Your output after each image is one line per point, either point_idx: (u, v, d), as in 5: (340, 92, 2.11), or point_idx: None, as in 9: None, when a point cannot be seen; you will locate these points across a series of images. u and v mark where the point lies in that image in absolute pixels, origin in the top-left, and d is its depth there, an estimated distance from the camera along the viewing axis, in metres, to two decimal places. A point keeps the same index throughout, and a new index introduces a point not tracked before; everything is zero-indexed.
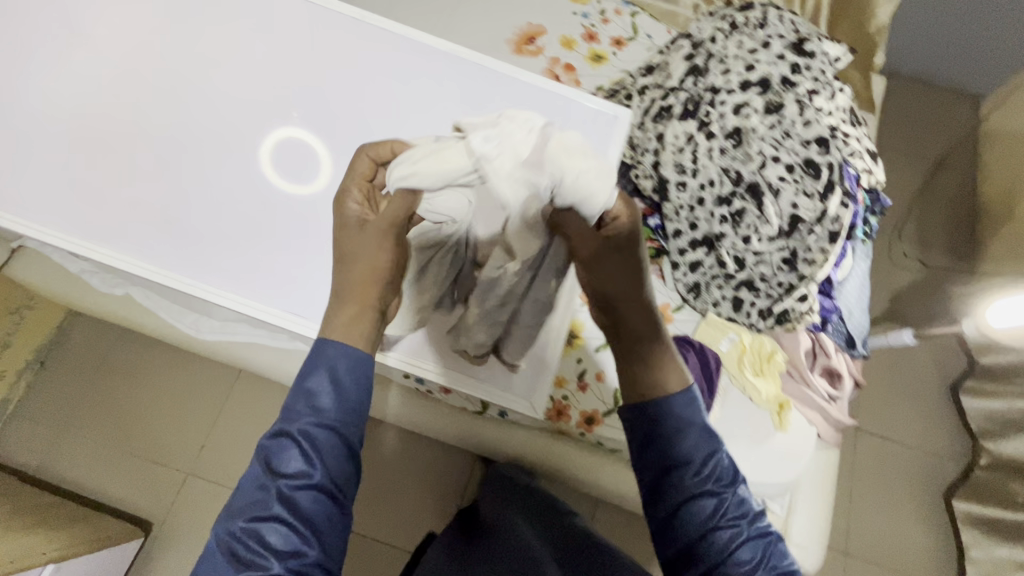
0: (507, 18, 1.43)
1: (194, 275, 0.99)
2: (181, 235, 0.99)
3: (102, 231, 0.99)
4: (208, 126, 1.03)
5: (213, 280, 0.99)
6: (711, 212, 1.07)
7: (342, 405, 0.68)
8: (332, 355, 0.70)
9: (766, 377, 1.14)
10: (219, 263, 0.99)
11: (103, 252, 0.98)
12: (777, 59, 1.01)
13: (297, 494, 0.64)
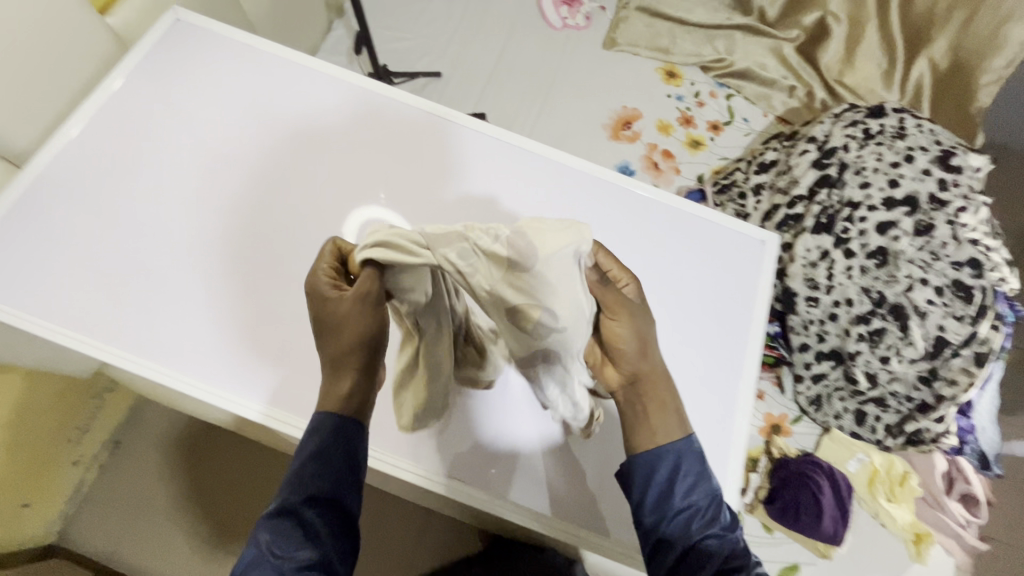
0: (604, 102, 1.40)
1: (261, 399, 0.73)
2: (254, 344, 0.76)
3: (147, 336, 0.74)
4: (293, 206, 0.84)
5: (285, 406, 0.73)
6: (846, 328, 1.02)
7: (330, 475, 0.56)
8: (317, 423, 0.59)
9: (900, 502, 1.05)
10: (295, 382, 0.74)
11: (146, 364, 0.73)
12: (923, 174, 0.96)
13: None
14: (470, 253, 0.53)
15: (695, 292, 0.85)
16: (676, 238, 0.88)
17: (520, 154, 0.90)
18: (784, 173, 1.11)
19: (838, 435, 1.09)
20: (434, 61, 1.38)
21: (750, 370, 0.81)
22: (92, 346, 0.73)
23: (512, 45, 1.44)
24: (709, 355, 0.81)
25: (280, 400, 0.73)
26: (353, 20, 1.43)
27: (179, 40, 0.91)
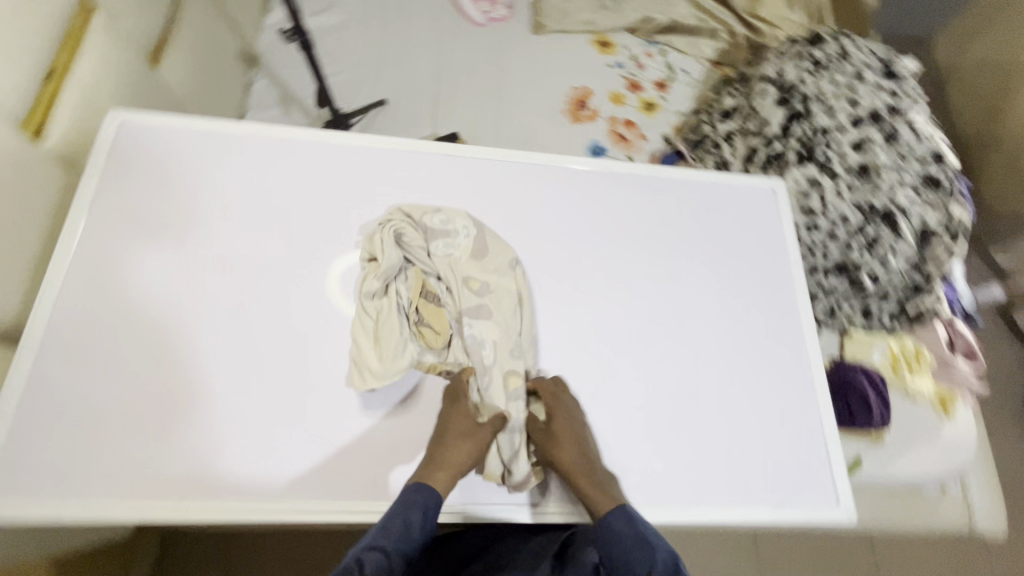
0: (554, 88, 1.41)
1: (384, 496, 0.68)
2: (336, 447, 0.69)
3: (230, 475, 0.66)
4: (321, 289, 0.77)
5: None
6: (847, 243, 1.09)
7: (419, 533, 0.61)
8: (414, 491, 0.63)
9: (920, 374, 1.18)
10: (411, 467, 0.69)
11: (241, 506, 0.64)
12: (876, 90, 1.08)
13: None
14: (449, 244, 0.79)
15: (734, 253, 0.89)
16: (701, 208, 0.92)
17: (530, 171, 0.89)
18: (752, 116, 1.19)
19: (857, 335, 1.19)
20: (375, 89, 1.33)
21: (804, 308, 0.87)
22: (173, 508, 0.63)
23: (445, 53, 1.40)
24: (766, 307, 0.87)
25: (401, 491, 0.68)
26: (273, 65, 1.32)
27: (134, 146, 0.80)
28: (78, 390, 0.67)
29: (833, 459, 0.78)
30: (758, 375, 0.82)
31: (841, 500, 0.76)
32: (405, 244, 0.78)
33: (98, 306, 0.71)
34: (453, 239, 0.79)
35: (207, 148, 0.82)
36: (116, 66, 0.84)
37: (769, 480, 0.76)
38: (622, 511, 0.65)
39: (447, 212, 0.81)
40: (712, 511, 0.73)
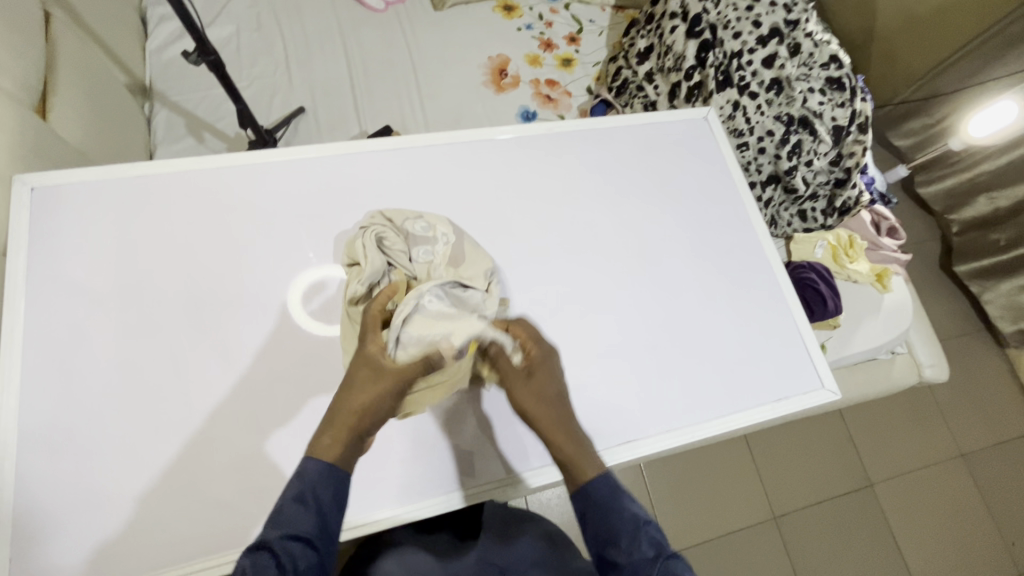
0: (470, 60, 1.39)
1: (424, 495, 0.69)
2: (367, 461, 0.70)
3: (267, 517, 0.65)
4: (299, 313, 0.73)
5: (448, 486, 0.71)
6: (775, 154, 1.18)
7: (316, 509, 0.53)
8: (302, 465, 0.55)
9: (857, 259, 1.31)
10: (441, 461, 0.71)
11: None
12: (772, 7, 1.13)
13: None
14: (428, 250, 0.72)
15: (689, 185, 0.93)
16: (649, 150, 0.94)
17: (480, 145, 0.87)
18: (666, 54, 1.22)
19: (797, 237, 1.32)
20: (288, 98, 1.27)
21: (757, 221, 0.94)
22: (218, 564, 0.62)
23: (352, 47, 1.35)
24: (728, 229, 0.92)
25: (437, 486, 0.70)
26: (171, 93, 1.22)
27: (53, 207, 0.72)
28: (77, 478, 0.62)
29: (810, 348, 0.86)
30: (733, 292, 0.88)
31: (824, 382, 0.84)
32: (386, 247, 0.72)
33: (70, 386, 0.65)
34: (432, 246, 0.73)
35: (136, 190, 0.75)
36: (6, 126, 0.75)
37: (763, 381, 0.83)
38: (606, 482, 0.58)
39: (426, 216, 0.76)
40: (721, 421, 0.79)
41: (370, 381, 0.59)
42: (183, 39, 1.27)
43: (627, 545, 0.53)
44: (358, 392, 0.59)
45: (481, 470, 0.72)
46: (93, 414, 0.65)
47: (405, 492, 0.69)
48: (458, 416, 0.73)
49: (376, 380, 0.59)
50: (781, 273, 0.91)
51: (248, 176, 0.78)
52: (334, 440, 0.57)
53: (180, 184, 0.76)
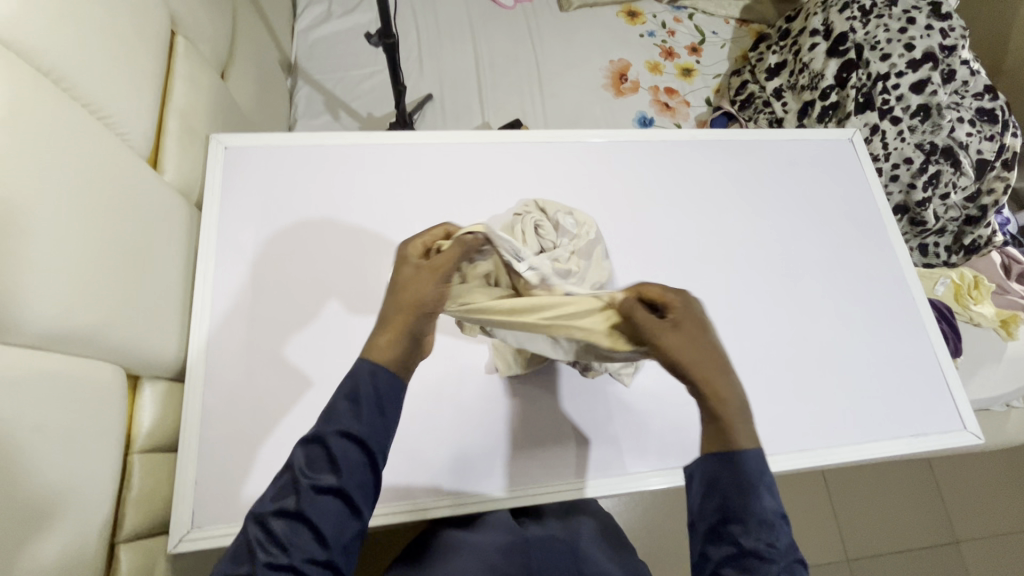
0: (593, 62, 1.41)
1: (550, 479, 0.72)
2: (499, 435, 0.73)
3: (414, 478, 0.70)
4: None
5: (575, 473, 0.73)
6: (908, 184, 1.12)
7: (367, 416, 0.48)
8: (353, 365, 0.50)
9: (983, 301, 1.22)
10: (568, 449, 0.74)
11: (430, 506, 0.69)
12: (929, 31, 1.10)
13: (319, 500, 0.45)
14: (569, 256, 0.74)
15: (830, 207, 0.92)
16: (790, 168, 0.94)
17: (623, 149, 0.91)
18: (802, 71, 1.20)
19: (918, 270, 1.25)
20: (418, 84, 1.32)
21: (901, 249, 0.91)
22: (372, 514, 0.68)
23: (481, 41, 1.39)
24: (868, 255, 0.90)
25: (565, 471, 0.73)
26: (313, 71, 1.30)
27: (244, 169, 0.80)
28: (254, 416, 0.67)
29: (953, 387, 0.83)
30: (872, 321, 0.85)
31: (967, 425, 0.80)
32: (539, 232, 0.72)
33: (253, 332, 0.71)
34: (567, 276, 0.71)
35: (320, 160, 0.82)
36: (205, 88, 0.81)
37: (900, 415, 0.80)
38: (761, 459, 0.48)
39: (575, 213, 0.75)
40: (856, 449, 0.77)
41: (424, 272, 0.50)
42: (328, 22, 1.35)
43: (759, 530, 0.46)
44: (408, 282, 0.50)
45: (606, 463, 0.74)
46: (270, 359, 0.70)
47: (537, 475, 0.72)
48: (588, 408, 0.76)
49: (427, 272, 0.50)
50: (924, 305, 0.88)
51: (417, 156, 0.85)
52: (388, 341, 0.50)
53: (353, 161, 0.83)
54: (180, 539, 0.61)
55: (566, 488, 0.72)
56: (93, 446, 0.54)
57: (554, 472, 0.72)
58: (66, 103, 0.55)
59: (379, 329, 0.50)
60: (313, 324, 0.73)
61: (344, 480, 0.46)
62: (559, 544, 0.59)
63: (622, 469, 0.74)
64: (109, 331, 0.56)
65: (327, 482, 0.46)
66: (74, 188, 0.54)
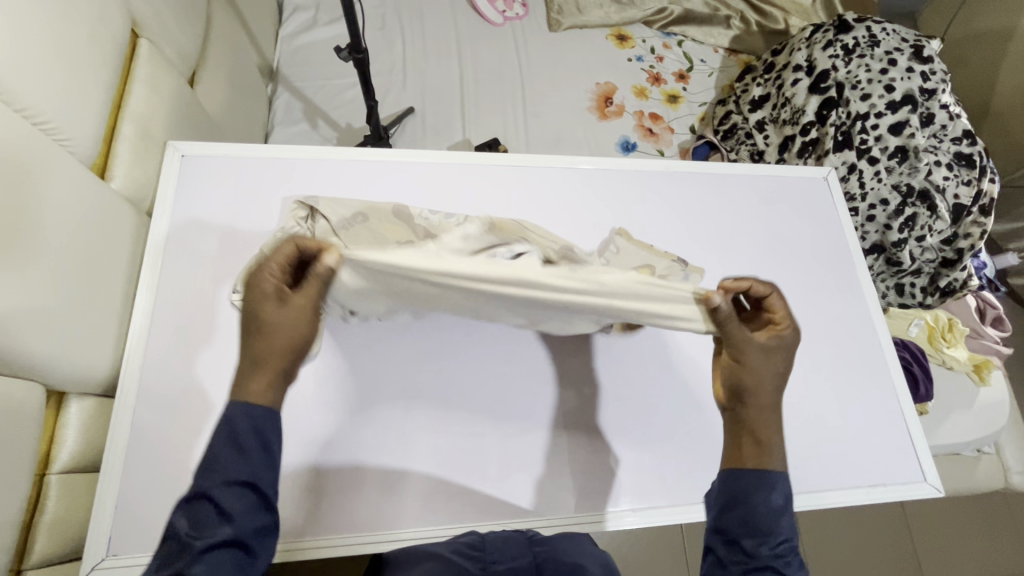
0: (579, 84, 1.40)
1: (523, 509, 0.70)
2: (467, 462, 0.71)
3: (377, 507, 0.68)
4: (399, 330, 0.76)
5: (548, 507, 0.71)
6: (885, 224, 1.12)
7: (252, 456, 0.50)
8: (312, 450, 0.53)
9: (956, 344, 1.21)
10: (541, 476, 0.72)
11: (372, 541, 0.66)
12: (909, 73, 1.10)
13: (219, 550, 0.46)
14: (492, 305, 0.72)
15: (803, 246, 0.92)
16: (763, 205, 0.94)
17: (594, 177, 0.90)
18: (784, 106, 1.20)
19: (893, 310, 1.25)
20: (400, 97, 1.31)
21: (870, 292, 0.91)
22: (310, 546, 0.65)
23: (467, 56, 1.38)
24: (836, 296, 0.89)
25: (539, 504, 0.71)
26: (294, 78, 1.28)
27: (201, 179, 0.78)
28: (191, 436, 0.65)
29: (915, 436, 0.82)
30: (837, 366, 0.85)
31: (928, 477, 0.79)
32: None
33: (196, 347, 0.69)
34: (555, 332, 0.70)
35: (282, 173, 0.80)
36: (167, 94, 0.79)
37: (863, 463, 0.79)
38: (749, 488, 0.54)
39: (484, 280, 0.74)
40: (812, 497, 0.76)
41: (296, 308, 0.54)
42: (313, 30, 1.34)
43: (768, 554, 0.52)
44: (280, 339, 0.52)
45: (571, 495, 0.71)
46: (215, 377, 0.68)
47: (478, 510, 0.69)
48: (540, 434, 0.74)
49: (296, 312, 0.54)
50: (889, 352, 0.87)
51: (382, 173, 0.83)
52: (264, 387, 0.52)
53: (317, 176, 0.81)
54: (92, 567, 0.59)
55: (540, 520, 0.70)
56: (4, 470, 0.51)
57: (531, 501, 0.71)
58: (2, 111, 0.52)
59: (254, 369, 0.52)
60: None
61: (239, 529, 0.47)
62: (508, 539, 0.59)
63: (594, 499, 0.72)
64: (29, 348, 0.54)
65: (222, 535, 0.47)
66: (5, 202, 0.51)
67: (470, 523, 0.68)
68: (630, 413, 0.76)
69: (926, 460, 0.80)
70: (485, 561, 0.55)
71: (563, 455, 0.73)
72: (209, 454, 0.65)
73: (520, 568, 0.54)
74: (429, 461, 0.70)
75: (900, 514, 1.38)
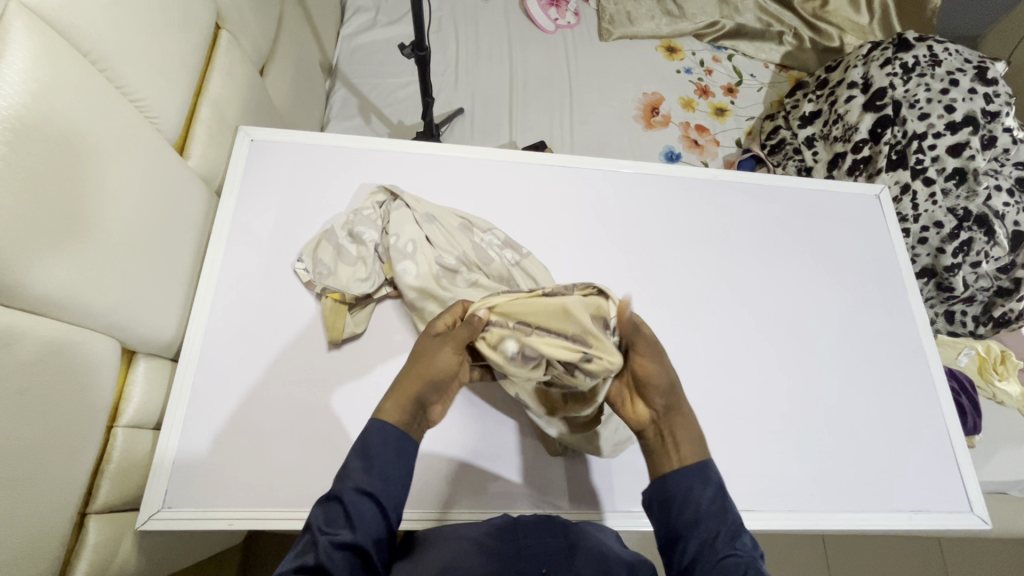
0: (626, 93, 1.41)
1: (555, 500, 0.72)
2: (502, 451, 0.73)
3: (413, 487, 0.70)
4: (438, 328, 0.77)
5: (577, 502, 0.72)
6: (937, 247, 1.08)
7: (379, 471, 0.53)
8: (366, 425, 0.55)
9: (1009, 377, 1.16)
10: (573, 471, 0.74)
11: (410, 519, 0.68)
12: (970, 95, 1.07)
13: (328, 512, 0.51)
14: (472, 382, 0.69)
15: (852, 264, 0.91)
16: (811, 219, 0.93)
17: (640, 181, 0.91)
18: (836, 122, 1.19)
19: (942, 338, 1.20)
20: (451, 98, 1.35)
21: (920, 313, 0.88)
22: None
23: (517, 61, 1.41)
24: (884, 315, 0.88)
25: (570, 499, 0.72)
26: (352, 76, 1.34)
27: (267, 163, 0.82)
28: (244, 404, 0.69)
29: (963, 464, 0.79)
30: (882, 386, 0.83)
31: (974, 507, 0.77)
32: (358, 243, 0.77)
33: (254, 321, 0.73)
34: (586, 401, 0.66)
35: (342, 162, 0.85)
36: (241, 82, 0.84)
37: (905, 488, 0.77)
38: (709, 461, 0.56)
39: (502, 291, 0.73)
40: (852, 517, 0.74)
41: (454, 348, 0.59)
42: (372, 31, 1.40)
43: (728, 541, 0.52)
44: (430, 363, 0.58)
45: (601, 493, 0.73)
46: (270, 351, 0.72)
47: (514, 496, 0.71)
48: None
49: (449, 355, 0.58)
50: (938, 375, 0.85)
51: (436, 166, 0.86)
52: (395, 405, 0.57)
53: (375, 166, 0.85)
54: (149, 517, 0.62)
55: (570, 513, 0.71)
56: (81, 414, 0.55)
57: (562, 495, 0.72)
58: (105, 86, 0.57)
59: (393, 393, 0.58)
60: (313, 296, 0.76)
61: (360, 537, 0.49)
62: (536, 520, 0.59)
63: (624, 498, 0.73)
64: (108, 306, 0.58)
65: (346, 538, 0.49)
66: (100, 168, 0.56)
67: (506, 509, 0.71)
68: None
69: (973, 489, 0.78)
70: (519, 543, 0.54)
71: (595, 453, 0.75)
72: (260, 422, 0.68)
73: (553, 553, 0.54)
74: (467, 449, 0.73)
75: (936, 551, 1.32)
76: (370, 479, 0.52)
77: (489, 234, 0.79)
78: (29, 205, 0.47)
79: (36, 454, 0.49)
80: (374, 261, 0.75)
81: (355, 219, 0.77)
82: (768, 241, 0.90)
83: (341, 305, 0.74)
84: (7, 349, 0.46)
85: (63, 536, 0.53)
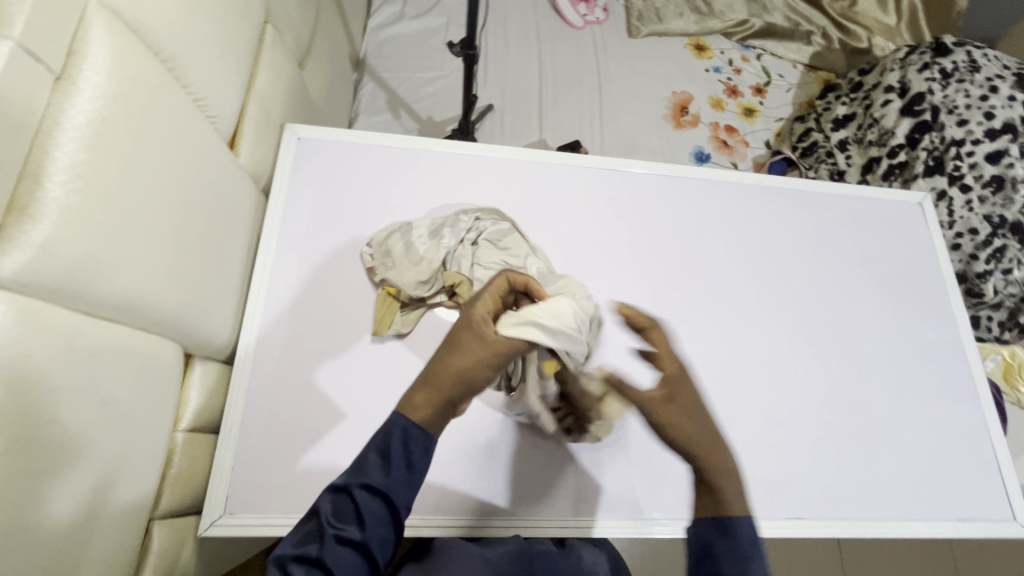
0: (655, 92, 1.40)
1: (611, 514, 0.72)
2: (555, 458, 0.73)
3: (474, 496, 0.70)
4: None
5: (633, 515, 0.72)
6: (971, 254, 1.09)
7: (393, 471, 0.48)
8: (390, 420, 0.50)
9: None
10: (625, 480, 0.74)
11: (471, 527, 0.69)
12: (1010, 102, 1.07)
13: (338, 504, 0.48)
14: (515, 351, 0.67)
15: (894, 271, 0.91)
16: (854, 226, 0.92)
17: (685, 185, 0.91)
18: (872, 126, 1.19)
19: None
20: (480, 94, 1.33)
21: (963, 322, 0.89)
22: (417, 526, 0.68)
23: (547, 57, 1.40)
24: (926, 324, 0.88)
25: (625, 510, 0.72)
26: (379, 69, 1.32)
27: (313, 161, 0.81)
28: (299, 410, 0.68)
29: (1006, 474, 0.80)
30: (925, 394, 0.83)
31: (1017, 516, 0.78)
32: (430, 244, 0.76)
33: (305, 323, 0.72)
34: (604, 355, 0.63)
35: (390, 162, 0.83)
36: (286, 78, 0.82)
37: (950, 497, 0.78)
38: None
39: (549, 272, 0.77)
40: (896, 524, 0.75)
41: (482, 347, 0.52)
42: (400, 23, 1.38)
43: None
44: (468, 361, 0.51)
45: (655, 506, 0.73)
46: (323, 355, 0.71)
47: (546, 505, 0.71)
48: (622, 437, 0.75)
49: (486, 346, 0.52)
50: (981, 383, 0.85)
51: (483, 168, 0.85)
52: (426, 401, 0.50)
53: (422, 166, 0.84)
54: (211, 524, 0.62)
55: (624, 529, 0.71)
56: (149, 420, 0.54)
57: (618, 508, 0.72)
58: (172, 86, 0.56)
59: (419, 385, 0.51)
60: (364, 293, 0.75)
61: (368, 538, 0.46)
62: None
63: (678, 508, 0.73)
64: (175, 309, 0.57)
65: (348, 534, 0.46)
66: (168, 167, 0.54)
67: (538, 519, 0.71)
68: (716, 425, 0.76)
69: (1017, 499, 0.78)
70: None
71: (646, 462, 0.74)
72: (317, 427, 0.68)
73: None
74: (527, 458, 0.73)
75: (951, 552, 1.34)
76: (380, 474, 0.48)
77: (547, 275, 0.76)
78: (109, 210, 0.46)
79: (111, 462, 0.48)
80: (437, 265, 0.75)
81: (442, 222, 0.78)
82: (812, 246, 0.90)
83: (393, 299, 0.74)
84: (88, 356, 0.45)
85: (133, 544, 0.53)
